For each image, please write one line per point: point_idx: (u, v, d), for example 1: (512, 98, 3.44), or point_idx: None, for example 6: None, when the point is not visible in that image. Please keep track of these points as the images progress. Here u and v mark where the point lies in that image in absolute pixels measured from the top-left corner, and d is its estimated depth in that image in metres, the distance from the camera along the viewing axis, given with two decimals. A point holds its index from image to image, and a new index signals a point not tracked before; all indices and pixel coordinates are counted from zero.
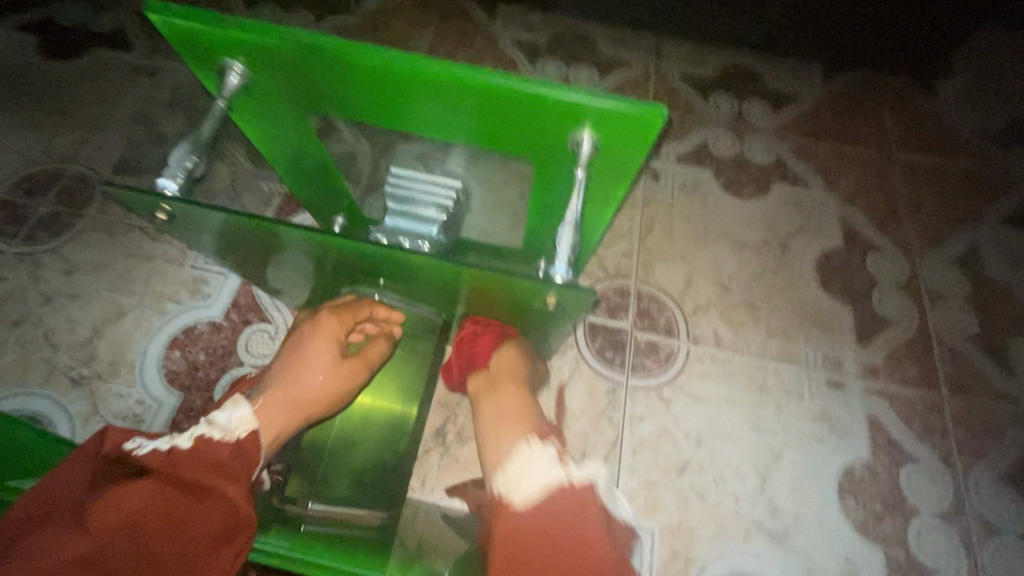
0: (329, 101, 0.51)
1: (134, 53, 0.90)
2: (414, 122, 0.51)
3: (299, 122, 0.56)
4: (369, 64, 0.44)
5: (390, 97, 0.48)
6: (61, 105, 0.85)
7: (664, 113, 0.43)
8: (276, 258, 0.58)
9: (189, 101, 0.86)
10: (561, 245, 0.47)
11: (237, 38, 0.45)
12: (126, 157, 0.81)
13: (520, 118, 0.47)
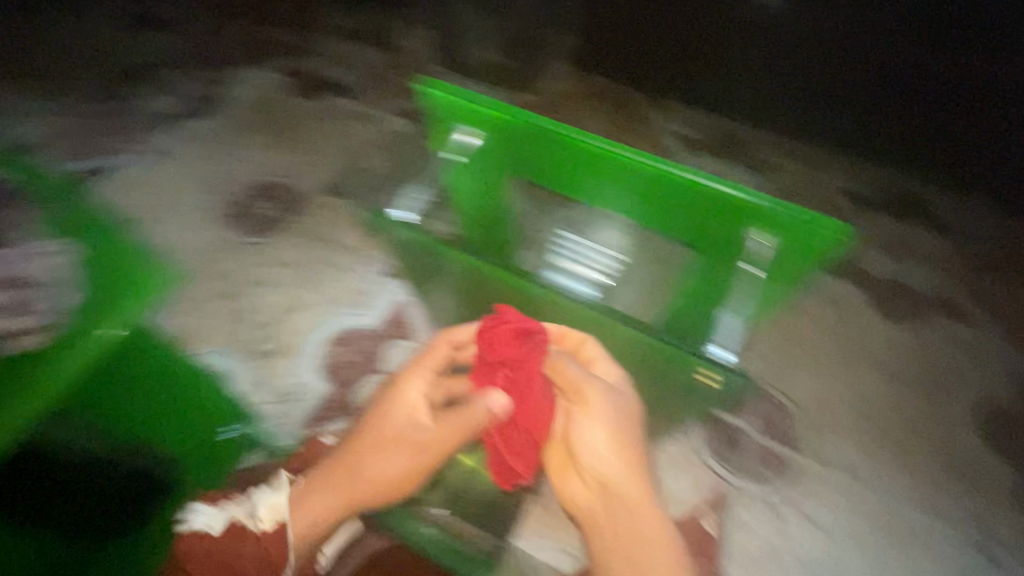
0: (540, 171, 0.67)
1: (358, 103, 1.11)
2: (607, 197, 0.67)
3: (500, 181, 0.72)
4: (594, 151, 0.61)
5: (596, 176, 0.64)
6: (296, 133, 1.06)
7: (846, 227, 0.55)
8: (461, 279, 0.72)
9: (389, 143, 1.03)
10: (722, 330, 0.66)
11: (491, 115, 0.64)
12: (332, 180, 0.99)
13: (703, 209, 0.62)
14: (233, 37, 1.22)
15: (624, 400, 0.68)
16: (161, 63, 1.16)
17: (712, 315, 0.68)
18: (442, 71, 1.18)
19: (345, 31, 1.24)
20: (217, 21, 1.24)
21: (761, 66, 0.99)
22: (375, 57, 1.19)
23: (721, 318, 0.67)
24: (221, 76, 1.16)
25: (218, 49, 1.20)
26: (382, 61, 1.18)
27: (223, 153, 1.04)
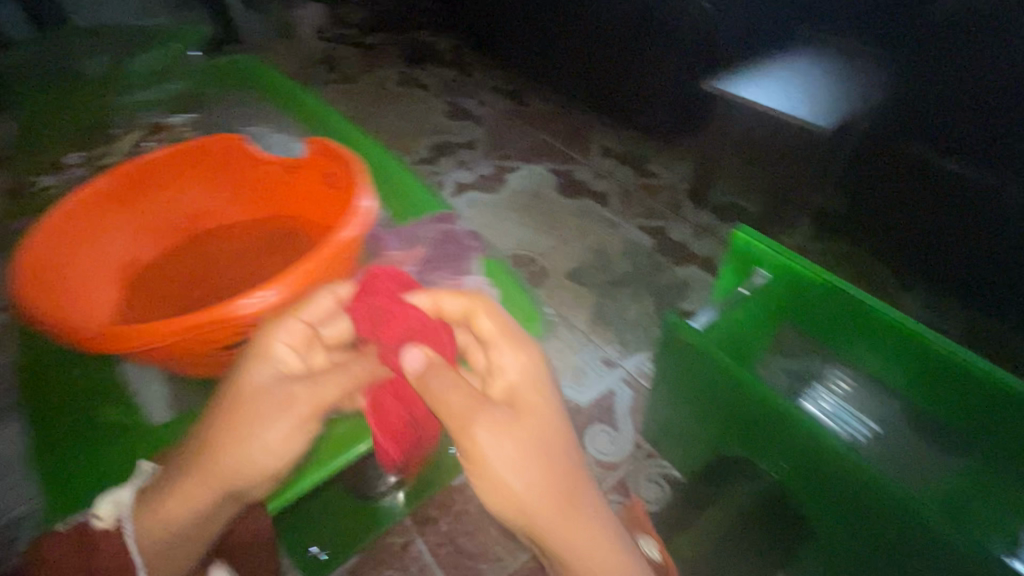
0: (820, 318, 0.69)
1: (610, 212, 1.30)
2: (891, 361, 0.66)
3: (770, 320, 0.73)
4: (894, 322, 0.62)
5: (885, 339, 0.64)
6: (553, 221, 1.27)
7: None
8: (693, 398, 0.69)
9: (629, 249, 1.18)
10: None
11: (798, 267, 0.65)
12: (575, 267, 1.14)
13: (998, 406, 0.59)
14: (523, 140, 1.54)
15: (546, 377, 0.48)
16: (468, 149, 1.52)
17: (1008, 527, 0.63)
18: (687, 201, 1.33)
19: (610, 152, 1.48)
20: (514, 127, 1.59)
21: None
22: (630, 178, 1.40)
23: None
24: (508, 166, 1.46)
25: (510, 147, 1.52)
26: (638, 183, 1.38)
27: (495, 221, 1.28)
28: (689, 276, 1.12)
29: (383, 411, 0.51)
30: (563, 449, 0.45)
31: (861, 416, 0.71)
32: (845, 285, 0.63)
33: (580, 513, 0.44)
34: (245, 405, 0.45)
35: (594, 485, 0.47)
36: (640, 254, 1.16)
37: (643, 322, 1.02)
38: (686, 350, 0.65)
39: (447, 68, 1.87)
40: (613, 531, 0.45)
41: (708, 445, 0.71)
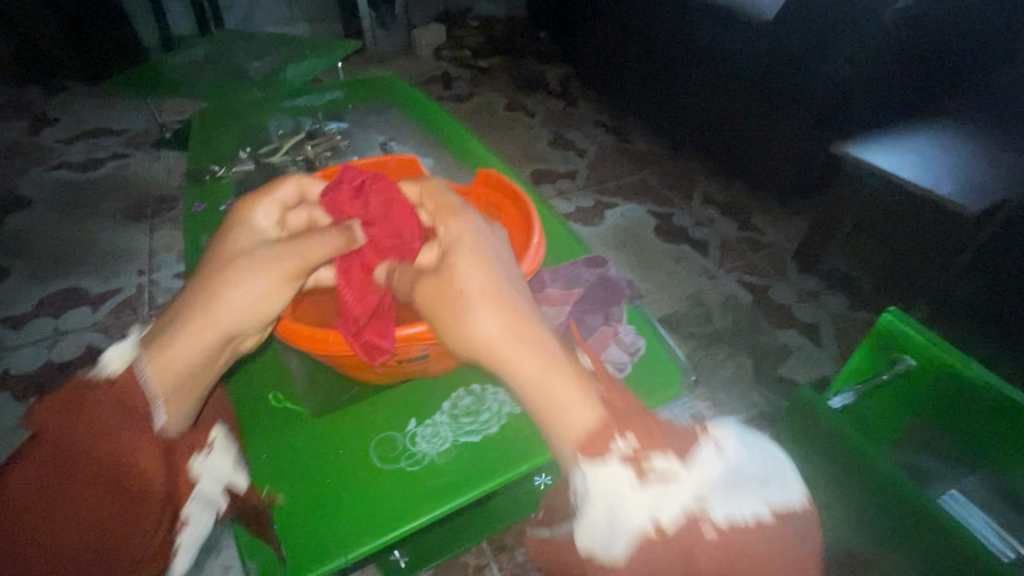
0: (966, 423, 0.60)
1: (709, 262, 1.27)
2: None
3: (908, 413, 0.64)
4: None
5: None
6: (650, 263, 1.26)
7: None
8: (818, 479, 0.67)
9: (728, 304, 1.15)
10: None
11: (949, 362, 0.57)
12: (670, 315, 1.13)
13: None
14: (624, 179, 1.55)
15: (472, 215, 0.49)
16: (569, 180, 1.55)
17: None
18: (791, 263, 1.28)
19: (712, 201, 1.46)
20: (616, 164, 1.60)
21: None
22: (732, 230, 1.36)
23: None
24: (608, 201, 1.47)
25: (611, 183, 1.53)
26: (741, 237, 1.34)
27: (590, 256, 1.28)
28: (789, 341, 1.07)
29: (346, 297, 0.54)
30: (467, 257, 0.44)
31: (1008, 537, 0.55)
32: (999, 386, 0.54)
33: (502, 297, 0.42)
34: (231, 244, 0.48)
35: (519, 284, 0.44)
36: (739, 311, 1.13)
37: (738, 383, 0.99)
38: (826, 427, 0.64)
39: (555, 98, 1.91)
40: (522, 300, 0.43)
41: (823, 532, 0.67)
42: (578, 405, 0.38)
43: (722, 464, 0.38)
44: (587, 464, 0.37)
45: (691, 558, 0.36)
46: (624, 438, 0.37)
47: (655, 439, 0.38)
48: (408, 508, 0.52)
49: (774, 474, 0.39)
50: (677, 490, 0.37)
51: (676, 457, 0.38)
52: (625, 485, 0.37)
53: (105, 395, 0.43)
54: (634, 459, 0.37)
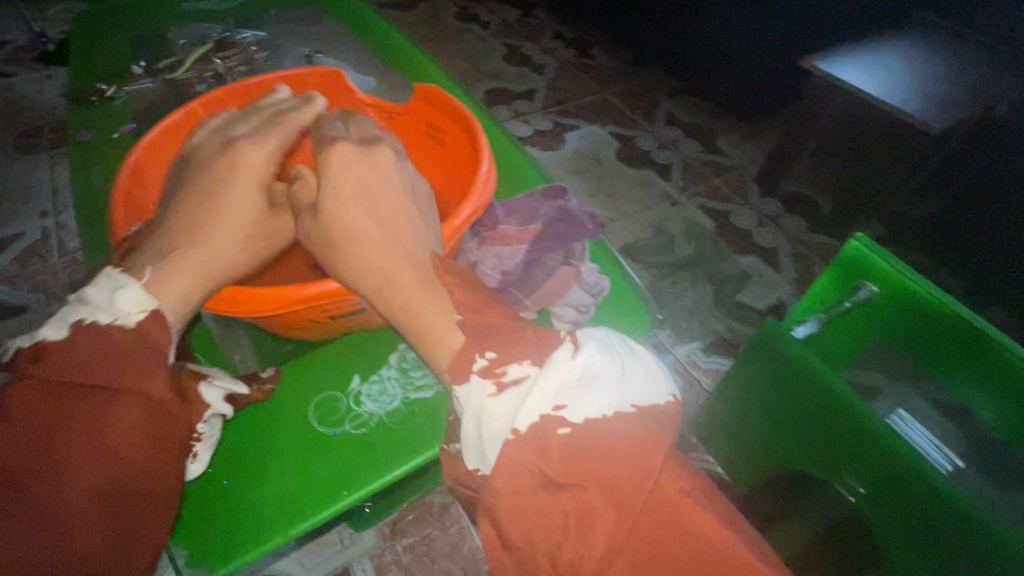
0: (916, 349, 0.57)
1: (670, 186, 1.23)
2: (984, 395, 0.53)
3: (861, 339, 0.61)
4: (1006, 362, 0.49)
5: (987, 379, 0.52)
6: (613, 191, 1.21)
7: None
8: (761, 414, 0.63)
9: (690, 231, 1.12)
10: None
11: (913, 289, 0.53)
12: (632, 243, 1.10)
13: None
14: (585, 98, 1.45)
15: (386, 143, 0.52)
16: (527, 100, 1.44)
17: None
18: (752, 186, 1.25)
19: (675, 122, 1.39)
20: (576, 82, 1.50)
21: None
22: (695, 153, 1.32)
23: None
24: (567, 123, 1.38)
25: (571, 103, 1.44)
26: (703, 159, 1.30)
27: None
28: (749, 267, 1.07)
29: None
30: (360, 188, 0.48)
31: (942, 449, 0.57)
32: (962, 310, 0.50)
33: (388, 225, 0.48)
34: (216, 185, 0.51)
35: (410, 212, 0.49)
36: (702, 238, 1.11)
37: (699, 311, 0.99)
38: (769, 358, 0.58)
39: (509, 6, 1.73)
40: (408, 225, 0.48)
41: (767, 463, 0.66)
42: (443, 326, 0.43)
43: (574, 367, 0.38)
44: (457, 384, 0.40)
45: (546, 450, 0.35)
46: (486, 353, 0.40)
47: (517, 352, 0.40)
48: (365, 471, 0.49)
49: (632, 377, 0.39)
50: (532, 393, 0.37)
51: (531, 362, 0.39)
52: (484, 398, 0.38)
53: (76, 370, 0.38)
54: (492, 372, 0.39)
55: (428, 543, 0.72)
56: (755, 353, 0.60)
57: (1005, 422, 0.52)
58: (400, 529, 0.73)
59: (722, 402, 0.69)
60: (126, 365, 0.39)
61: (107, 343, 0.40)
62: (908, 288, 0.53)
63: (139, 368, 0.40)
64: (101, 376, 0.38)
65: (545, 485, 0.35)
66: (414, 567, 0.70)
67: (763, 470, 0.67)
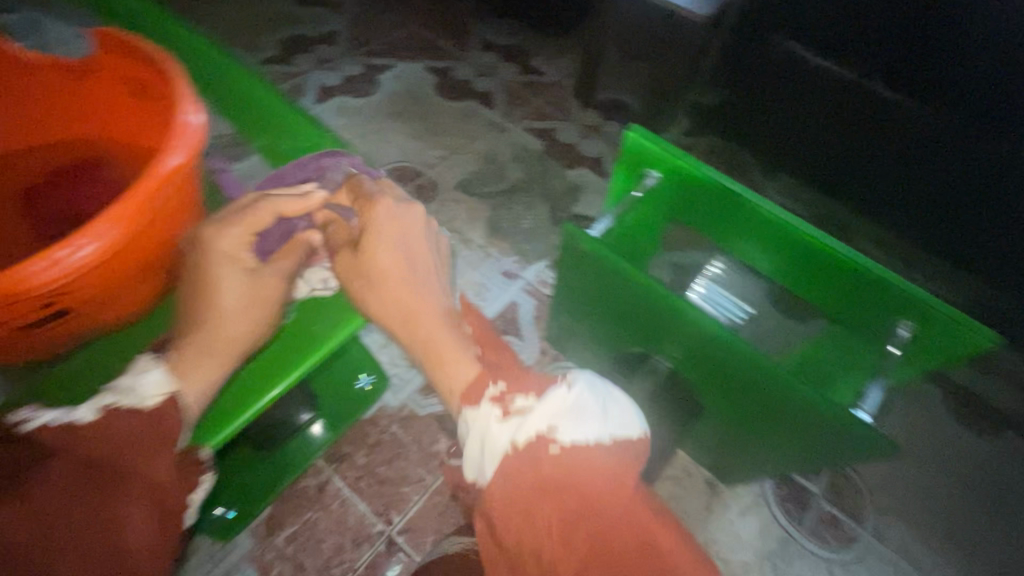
0: (699, 221, 0.64)
1: (494, 113, 1.22)
2: (747, 247, 0.63)
3: (658, 224, 0.68)
4: (757, 216, 0.58)
5: (748, 233, 0.61)
6: (439, 128, 1.18)
7: (998, 339, 0.47)
8: (590, 314, 0.68)
9: (519, 154, 1.14)
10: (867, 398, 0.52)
11: (681, 167, 0.58)
12: (466, 179, 1.09)
13: (833, 283, 0.57)
14: (393, 34, 1.36)
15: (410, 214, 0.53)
16: (328, 45, 1.31)
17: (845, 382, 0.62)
18: (573, 99, 1.28)
19: (491, 46, 1.36)
20: (381, 18, 1.39)
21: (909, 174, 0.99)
22: (514, 76, 1.31)
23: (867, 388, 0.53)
24: (378, 64, 1.29)
25: (378, 41, 1.34)
26: (522, 81, 1.30)
27: (370, 132, 1.16)
28: (580, 180, 1.11)
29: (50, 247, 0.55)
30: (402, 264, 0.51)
31: (736, 301, 0.67)
32: (720, 179, 0.57)
33: (423, 296, 0.51)
34: (206, 280, 0.46)
35: (431, 276, 0.52)
36: (531, 160, 1.13)
37: (539, 231, 1.02)
38: (577, 264, 0.61)
39: None
40: (432, 293, 0.51)
41: (608, 353, 0.72)
42: (461, 367, 0.48)
43: (568, 399, 0.44)
44: (468, 407, 0.46)
45: (538, 468, 0.41)
46: (496, 384, 0.47)
47: (523, 387, 0.46)
48: (235, 405, 0.48)
49: (614, 411, 0.45)
50: (532, 417, 0.43)
51: (535, 394, 0.45)
52: (493, 421, 0.44)
53: (99, 449, 0.40)
54: (501, 400, 0.45)
55: (311, 526, 0.69)
56: (566, 260, 0.62)
57: (768, 267, 0.62)
58: (277, 522, 0.69)
59: (560, 310, 0.73)
60: (136, 448, 0.41)
61: (133, 434, 0.41)
62: (679, 167, 0.59)
63: (147, 450, 0.41)
64: (116, 454, 0.40)
65: (536, 497, 0.39)
66: (299, 554, 0.68)
67: (607, 360, 0.73)
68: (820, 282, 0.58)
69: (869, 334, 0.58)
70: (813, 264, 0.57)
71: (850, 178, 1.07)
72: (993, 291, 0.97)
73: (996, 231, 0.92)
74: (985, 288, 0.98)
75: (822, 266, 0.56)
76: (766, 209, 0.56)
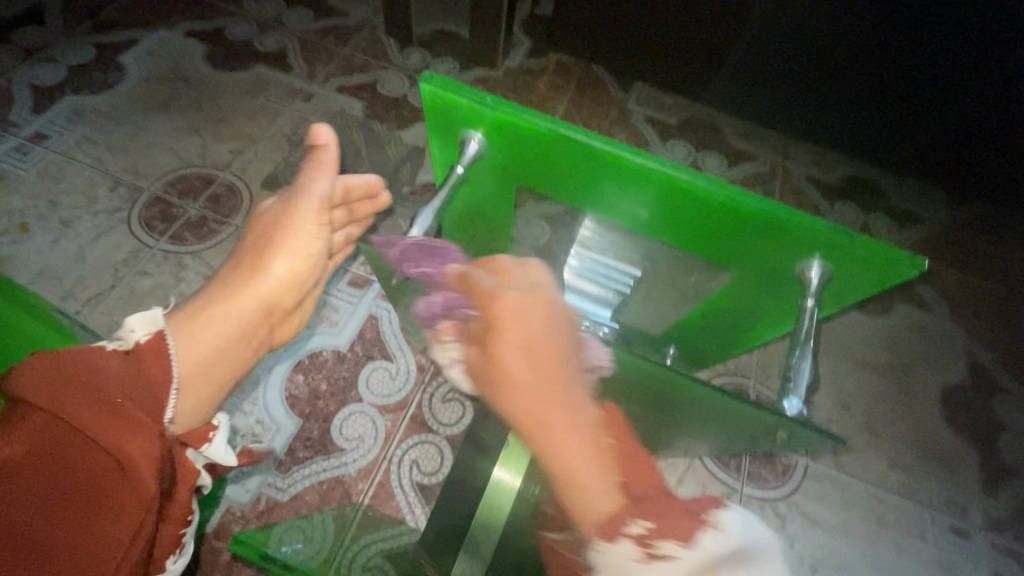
0: (550, 185, 0.51)
1: (293, 76, 0.96)
2: (612, 208, 0.50)
3: (505, 195, 0.53)
4: (617, 169, 0.45)
5: (612, 190, 0.48)
6: (224, 111, 0.90)
7: (922, 264, 0.40)
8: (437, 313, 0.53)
9: (334, 124, 0.91)
10: (797, 377, 0.43)
11: (510, 123, 0.44)
12: (274, 173, 0.85)
13: (722, 231, 0.46)
14: None
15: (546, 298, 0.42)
16: (33, 26, 0.95)
17: (734, 338, 0.59)
18: (388, 39, 1.04)
19: None
20: None
21: (869, 94, 0.90)
22: (307, 22, 1.04)
23: (793, 358, 0.45)
24: (115, 40, 0.95)
25: (107, 8, 0.99)
26: (319, 28, 1.03)
27: (126, 136, 0.86)
28: (419, 140, 0.92)
29: None
30: (543, 321, 0.40)
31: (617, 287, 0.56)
32: (562, 125, 0.43)
33: (570, 380, 0.39)
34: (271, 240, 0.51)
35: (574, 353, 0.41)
36: (351, 129, 0.91)
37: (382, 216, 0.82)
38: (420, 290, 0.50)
39: None
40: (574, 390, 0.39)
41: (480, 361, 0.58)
42: (600, 486, 0.36)
43: (726, 553, 0.33)
44: (602, 541, 0.35)
45: None
46: (638, 520, 0.34)
47: (670, 525, 0.34)
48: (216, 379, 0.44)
49: (776, 562, 0.34)
50: (683, 570, 0.32)
51: (682, 540, 0.33)
52: (635, 567, 0.33)
53: (81, 389, 0.33)
54: (642, 542, 0.34)
55: None
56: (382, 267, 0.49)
57: (645, 225, 0.50)
58: None
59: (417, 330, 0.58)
60: (116, 420, 0.32)
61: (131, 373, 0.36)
62: (503, 124, 0.44)
63: (130, 422, 0.33)
64: (62, 404, 0.32)
65: None
66: None
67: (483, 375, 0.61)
68: (702, 235, 0.48)
69: (778, 283, 0.48)
70: (697, 215, 0.46)
71: (800, 113, 0.97)
72: (872, 144, 0.98)
73: (861, 88, 0.90)
74: (862, 142, 0.98)
75: (705, 215, 0.45)
76: (627, 159, 0.43)
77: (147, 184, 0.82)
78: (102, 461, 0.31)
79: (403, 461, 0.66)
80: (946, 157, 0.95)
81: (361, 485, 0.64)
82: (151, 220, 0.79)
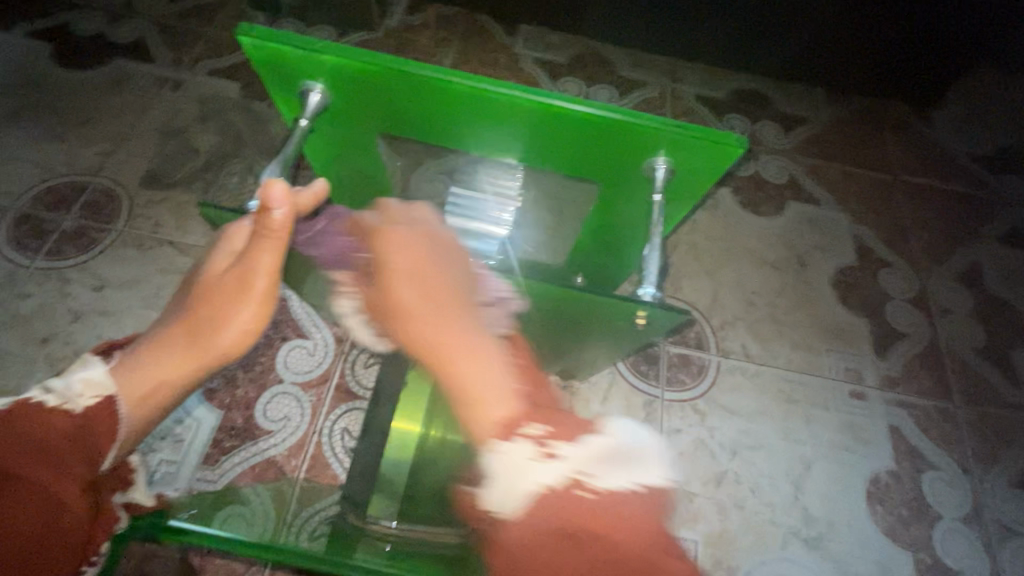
0: (403, 128, 0.50)
1: (157, 65, 0.90)
2: (471, 142, 0.51)
3: (367, 146, 0.53)
4: (459, 99, 0.45)
5: (461, 122, 0.48)
6: (85, 113, 0.84)
7: (742, 141, 0.43)
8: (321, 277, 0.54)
9: (209, 110, 0.86)
10: (648, 268, 0.47)
11: (339, 66, 0.43)
12: (153, 170, 0.80)
13: (573, 145, 0.48)
14: None
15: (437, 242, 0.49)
16: None
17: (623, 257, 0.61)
18: (255, 14, 0.99)
19: None
20: None
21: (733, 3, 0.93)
22: (163, 5, 0.97)
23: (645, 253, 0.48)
24: None
25: None
26: (177, 10, 0.97)
27: None
28: None
29: None
30: (426, 255, 0.47)
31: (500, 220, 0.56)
32: (391, 58, 0.43)
33: (460, 306, 0.45)
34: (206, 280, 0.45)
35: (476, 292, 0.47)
36: (229, 111, 0.87)
37: None
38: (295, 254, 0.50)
39: None
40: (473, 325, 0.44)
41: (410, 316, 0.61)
42: (496, 390, 0.41)
43: (606, 442, 0.41)
44: (499, 445, 0.39)
45: (571, 515, 0.36)
46: (534, 423, 0.40)
47: (561, 429, 0.40)
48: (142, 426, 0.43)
49: (648, 456, 0.42)
50: (577, 451, 0.39)
51: (571, 440, 0.39)
52: (527, 461, 0.38)
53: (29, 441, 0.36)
54: (541, 443, 0.39)
55: None
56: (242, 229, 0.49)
57: (505, 151, 0.51)
58: None
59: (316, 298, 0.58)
60: (59, 464, 0.37)
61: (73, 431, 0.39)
62: (334, 68, 0.44)
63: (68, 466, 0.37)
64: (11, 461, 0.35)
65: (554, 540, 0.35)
66: None
67: None
68: (559, 153, 0.49)
69: (636, 187, 0.51)
70: (546, 133, 0.47)
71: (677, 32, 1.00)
72: (747, 53, 1.01)
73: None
74: (739, 51, 1.01)
75: (553, 131, 0.46)
76: (463, 85, 0.44)
77: (11, 202, 0.76)
78: (45, 508, 0.35)
79: (334, 431, 0.66)
80: (815, 55, 0.99)
81: (295, 462, 0.65)
82: (22, 239, 0.74)
